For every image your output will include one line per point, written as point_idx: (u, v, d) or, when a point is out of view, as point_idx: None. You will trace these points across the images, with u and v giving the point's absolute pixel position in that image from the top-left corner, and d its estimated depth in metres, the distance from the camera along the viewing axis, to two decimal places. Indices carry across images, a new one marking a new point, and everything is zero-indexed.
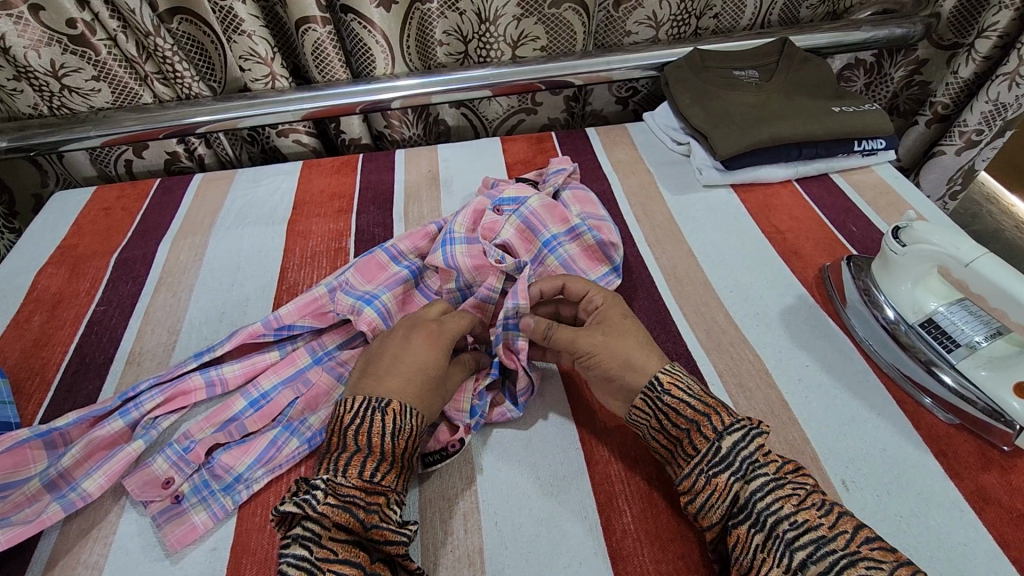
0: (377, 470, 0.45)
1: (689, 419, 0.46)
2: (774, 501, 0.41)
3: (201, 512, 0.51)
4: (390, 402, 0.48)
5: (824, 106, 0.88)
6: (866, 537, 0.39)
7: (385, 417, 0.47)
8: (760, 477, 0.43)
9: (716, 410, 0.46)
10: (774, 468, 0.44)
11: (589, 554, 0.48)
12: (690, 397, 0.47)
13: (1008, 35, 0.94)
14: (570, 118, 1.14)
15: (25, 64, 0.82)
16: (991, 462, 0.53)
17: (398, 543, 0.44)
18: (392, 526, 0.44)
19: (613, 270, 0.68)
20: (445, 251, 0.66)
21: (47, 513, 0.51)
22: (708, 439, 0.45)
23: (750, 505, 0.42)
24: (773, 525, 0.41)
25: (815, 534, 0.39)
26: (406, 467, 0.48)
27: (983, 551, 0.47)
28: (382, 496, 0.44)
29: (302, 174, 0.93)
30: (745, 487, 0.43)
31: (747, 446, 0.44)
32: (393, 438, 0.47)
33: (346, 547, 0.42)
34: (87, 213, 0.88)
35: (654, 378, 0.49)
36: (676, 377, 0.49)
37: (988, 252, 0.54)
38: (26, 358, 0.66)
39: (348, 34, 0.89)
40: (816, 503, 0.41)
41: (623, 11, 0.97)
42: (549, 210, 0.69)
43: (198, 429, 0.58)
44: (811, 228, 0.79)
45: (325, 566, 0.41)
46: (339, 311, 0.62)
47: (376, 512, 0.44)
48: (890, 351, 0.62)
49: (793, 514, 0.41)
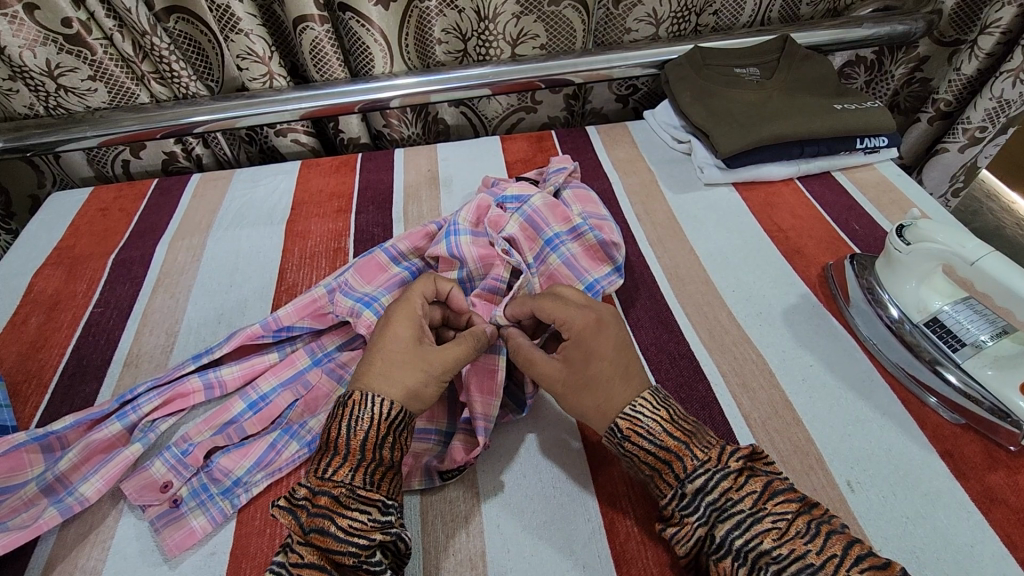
0: (329, 467, 0.45)
1: (652, 465, 0.47)
2: (751, 537, 0.41)
3: (199, 516, 0.51)
4: (353, 395, 0.48)
5: (826, 103, 0.87)
6: (857, 557, 0.39)
7: (343, 411, 0.47)
8: (734, 517, 0.42)
9: (677, 454, 0.46)
10: (750, 502, 0.43)
11: (591, 558, 0.47)
12: (650, 443, 0.47)
13: (1010, 32, 0.93)
14: (570, 116, 1.13)
15: (19, 64, 0.81)
16: (997, 462, 0.53)
17: (343, 552, 0.42)
18: (336, 533, 0.42)
19: (615, 270, 0.67)
20: (450, 243, 0.65)
21: (44, 518, 0.50)
22: (672, 485, 0.45)
23: (726, 543, 0.42)
24: (755, 559, 0.40)
25: (804, 562, 0.39)
26: (372, 462, 0.46)
27: (991, 552, 0.47)
28: (331, 497, 0.44)
29: (301, 174, 0.93)
30: (716, 527, 0.42)
31: (711, 489, 0.44)
32: (349, 432, 0.46)
33: (309, 550, 0.43)
34: (84, 214, 0.87)
35: (612, 425, 0.48)
36: (637, 420, 0.48)
37: (994, 251, 0.54)
38: (23, 361, 0.66)
39: (346, 32, 0.89)
40: (800, 530, 0.41)
41: (623, 8, 0.96)
42: (550, 208, 0.69)
43: (197, 432, 0.57)
44: (814, 226, 0.78)
45: (293, 570, 0.42)
46: (339, 314, 0.62)
47: (322, 516, 0.43)
48: (894, 350, 0.61)
49: (775, 548, 0.40)
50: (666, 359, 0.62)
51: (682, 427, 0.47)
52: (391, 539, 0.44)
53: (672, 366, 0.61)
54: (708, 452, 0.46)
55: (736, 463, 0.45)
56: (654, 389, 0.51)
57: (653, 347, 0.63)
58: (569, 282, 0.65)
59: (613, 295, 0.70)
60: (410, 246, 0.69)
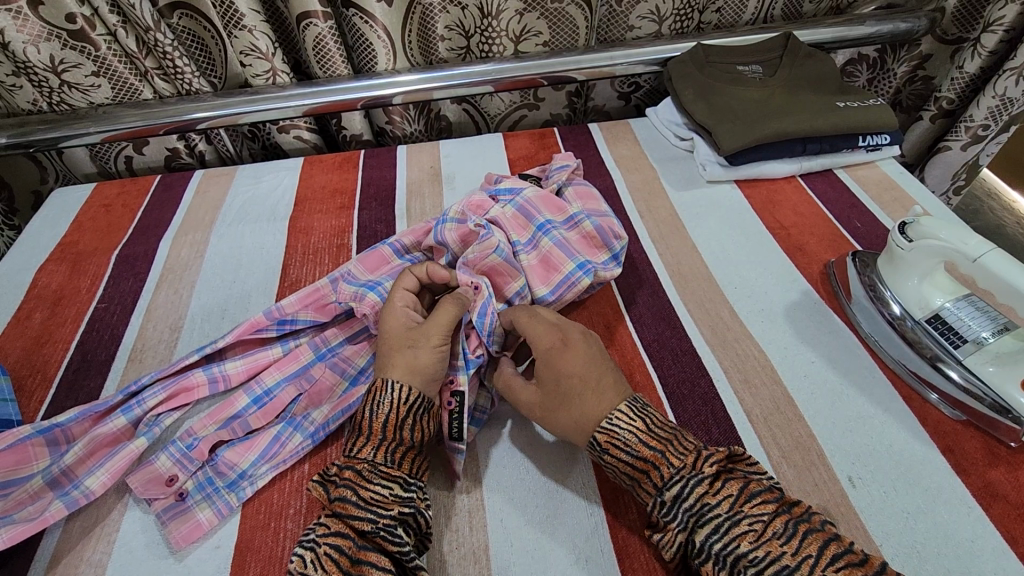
0: (355, 445, 0.48)
1: (633, 475, 0.47)
2: (729, 542, 0.41)
3: (205, 509, 0.51)
4: (375, 382, 0.51)
5: (828, 101, 0.87)
6: (833, 556, 0.39)
7: (366, 397, 0.50)
8: (712, 521, 0.42)
9: (653, 463, 0.46)
10: (727, 505, 0.43)
11: (595, 550, 0.48)
12: (627, 454, 0.47)
13: (1013, 30, 0.94)
14: (572, 113, 1.13)
15: (24, 59, 0.81)
16: (999, 458, 0.53)
17: (364, 519, 0.43)
18: (357, 502, 0.44)
19: (611, 257, 0.68)
20: (437, 230, 0.65)
21: (50, 511, 0.50)
22: (652, 493, 0.46)
23: (705, 548, 0.42)
24: (734, 563, 0.41)
25: (780, 564, 0.39)
26: (394, 441, 0.48)
27: (991, 547, 0.47)
28: (355, 471, 0.46)
29: (304, 170, 0.93)
30: (695, 533, 0.43)
31: (688, 496, 0.44)
32: (372, 415, 0.48)
33: (335, 521, 0.44)
34: (88, 210, 0.87)
35: (591, 440, 0.49)
36: (613, 433, 0.48)
37: (997, 247, 0.54)
38: (27, 355, 0.66)
39: (349, 28, 0.89)
40: (777, 532, 0.41)
41: (626, 5, 0.96)
42: (543, 200, 0.70)
43: (202, 426, 0.57)
44: (816, 223, 0.79)
45: (320, 540, 0.43)
46: (343, 301, 0.61)
47: (347, 486, 0.45)
48: (895, 346, 0.62)
49: (752, 551, 0.40)
50: (669, 354, 0.62)
51: (659, 434, 0.47)
52: (411, 514, 0.45)
53: (674, 360, 0.62)
54: (683, 458, 0.46)
55: (711, 459, 0.45)
56: (633, 399, 0.50)
57: (655, 343, 0.64)
58: (563, 262, 0.64)
59: (613, 286, 0.71)
60: (411, 242, 0.69)
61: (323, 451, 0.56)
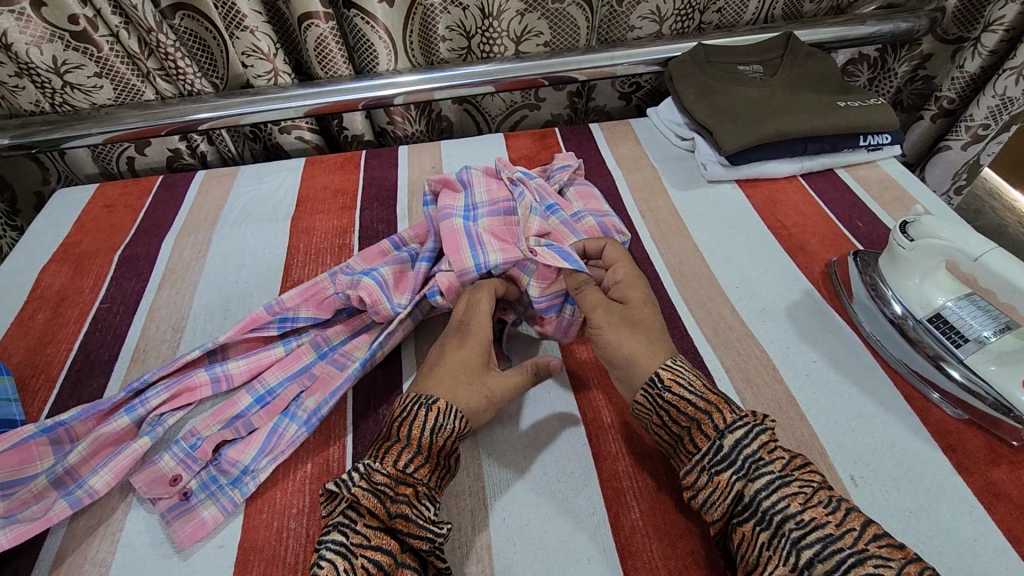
0: (410, 462, 0.46)
1: (690, 417, 0.47)
2: (779, 500, 0.42)
3: (209, 507, 0.51)
4: (437, 400, 0.50)
5: (829, 100, 0.87)
6: (874, 534, 0.39)
7: (428, 413, 0.48)
8: (765, 476, 0.43)
9: (717, 407, 0.47)
10: (780, 465, 0.43)
11: (598, 549, 0.48)
12: (691, 394, 0.48)
13: (1013, 30, 0.94)
14: (573, 114, 1.13)
15: (26, 61, 0.81)
16: (1001, 456, 0.53)
17: (421, 537, 0.44)
18: (417, 521, 0.44)
19: None
20: (465, 173, 0.73)
21: (54, 510, 0.51)
22: (709, 437, 0.45)
23: (754, 503, 0.42)
24: (779, 524, 0.41)
25: (822, 532, 0.40)
26: (441, 466, 0.48)
27: (994, 545, 0.47)
28: (411, 489, 0.45)
29: (306, 171, 0.93)
30: (748, 485, 0.43)
31: (750, 444, 0.44)
32: (430, 435, 0.48)
33: (378, 535, 0.44)
34: (90, 211, 0.87)
35: (654, 375, 0.50)
36: (677, 373, 0.50)
37: (998, 247, 0.54)
38: (30, 356, 0.66)
39: (351, 29, 0.89)
40: (822, 500, 0.42)
41: (627, 6, 0.96)
42: (552, 194, 0.72)
43: (205, 426, 0.57)
44: (817, 223, 0.79)
45: (357, 551, 0.42)
46: (339, 289, 0.64)
47: (405, 503, 0.44)
48: (897, 345, 0.62)
49: (800, 513, 0.41)
50: None
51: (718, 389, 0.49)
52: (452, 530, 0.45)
53: None
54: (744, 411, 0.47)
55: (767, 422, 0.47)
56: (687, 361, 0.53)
57: None
58: (566, 235, 0.66)
59: None
60: (434, 185, 0.73)
61: (324, 452, 0.56)
